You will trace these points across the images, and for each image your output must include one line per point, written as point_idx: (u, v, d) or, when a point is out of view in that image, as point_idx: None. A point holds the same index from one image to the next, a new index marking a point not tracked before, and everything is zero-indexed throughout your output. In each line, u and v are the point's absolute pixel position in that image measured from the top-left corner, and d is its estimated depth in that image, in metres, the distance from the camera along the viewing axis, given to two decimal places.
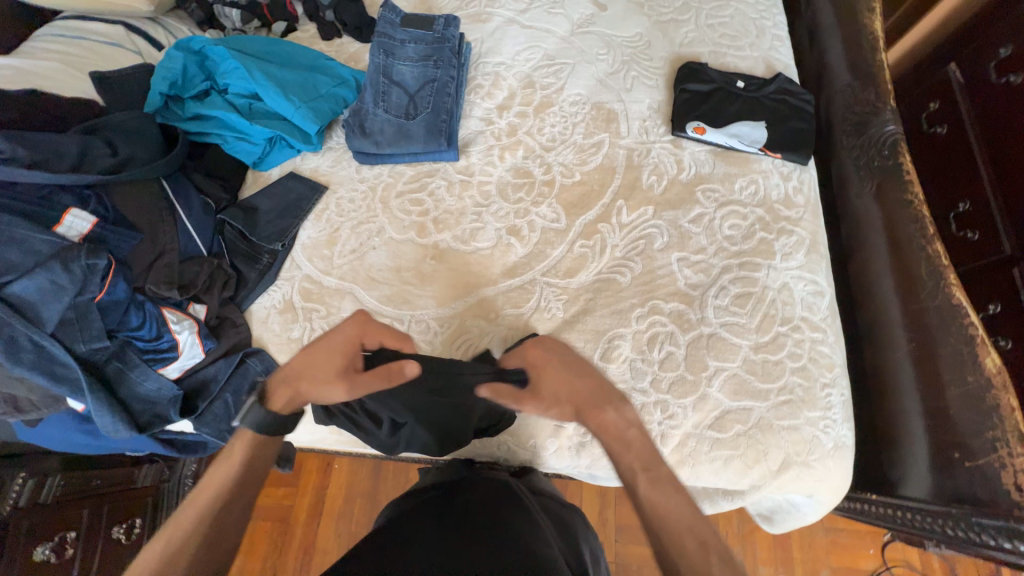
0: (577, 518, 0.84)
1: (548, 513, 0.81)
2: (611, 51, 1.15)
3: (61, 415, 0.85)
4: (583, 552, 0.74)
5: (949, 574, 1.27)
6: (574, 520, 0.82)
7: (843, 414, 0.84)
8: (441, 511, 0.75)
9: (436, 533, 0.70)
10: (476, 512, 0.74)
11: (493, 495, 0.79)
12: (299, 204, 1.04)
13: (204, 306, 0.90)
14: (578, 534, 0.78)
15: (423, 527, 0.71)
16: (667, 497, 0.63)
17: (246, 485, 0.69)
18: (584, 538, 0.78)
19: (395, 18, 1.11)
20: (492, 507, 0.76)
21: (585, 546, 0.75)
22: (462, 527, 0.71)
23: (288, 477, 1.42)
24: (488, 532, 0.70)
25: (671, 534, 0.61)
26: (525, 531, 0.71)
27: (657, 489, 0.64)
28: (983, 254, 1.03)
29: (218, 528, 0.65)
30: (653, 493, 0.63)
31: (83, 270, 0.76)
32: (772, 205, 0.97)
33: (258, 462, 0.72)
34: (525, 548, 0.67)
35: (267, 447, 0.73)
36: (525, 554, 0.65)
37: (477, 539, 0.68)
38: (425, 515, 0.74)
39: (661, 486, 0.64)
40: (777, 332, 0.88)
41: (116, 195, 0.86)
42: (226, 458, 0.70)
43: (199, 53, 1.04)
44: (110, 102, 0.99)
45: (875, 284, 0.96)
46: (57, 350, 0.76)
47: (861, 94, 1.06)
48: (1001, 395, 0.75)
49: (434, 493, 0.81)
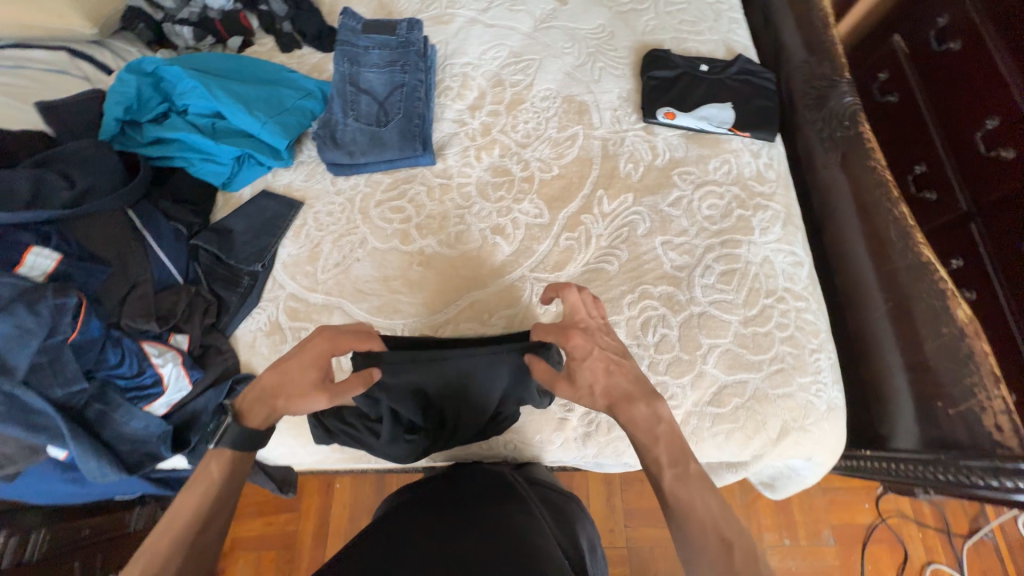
0: (574, 505, 0.86)
1: (546, 504, 0.83)
2: (576, 44, 1.16)
3: (41, 468, 0.79)
4: (581, 542, 0.77)
5: (940, 519, 1.34)
6: (573, 509, 0.85)
7: (832, 377, 0.88)
8: (434, 509, 0.76)
9: (428, 533, 0.70)
10: (474, 508, 0.75)
11: (488, 490, 0.80)
12: (275, 222, 1.01)
13: (186, 336, 0.87)
14: (576, 523, 0.81)
15: (417, 528, 0.71)
16: (693, 492, 0.63)
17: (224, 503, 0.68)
18: (582, 527, 0.81)
19: (356, 25, 1.09)
20: (488, 503, 0.77)
21: (583, 533, 0.79)
22: (459, 525, 0.71)
23: (289, 503, 1.38)
24: (487, 529, 0.70)
25: (698, 530, 0.61)
26: (526, 526, 0.73)
27: (689, 487, 0.63)
28: None
29: (198, 544, 0.64)
30: (680, 487, 0.63)
31: (52, 311, 0.72)
32: (746, 183, 1.00)
33: (236, 478, 0.70)
34: (524, 546, 0.68)
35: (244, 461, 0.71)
36: (523, 552, 0.67)
37: (475, 537, 0.69)
38: (418, 514, 0.74)
39: (691, 485, 0.63)
40: (763, 305, 0.90)
41: (77, 231, 0.83)
42: (203, 477, 0.68)
43: (152, 74, 1.00)
44: (61, 133, 0.94)
45: (849, 251, 1.00)
46: (32, 398, 0.71)
47: (818, 70, 1.12)
48: (975, 342, 0.80)
49: (427, 489, 0.81)
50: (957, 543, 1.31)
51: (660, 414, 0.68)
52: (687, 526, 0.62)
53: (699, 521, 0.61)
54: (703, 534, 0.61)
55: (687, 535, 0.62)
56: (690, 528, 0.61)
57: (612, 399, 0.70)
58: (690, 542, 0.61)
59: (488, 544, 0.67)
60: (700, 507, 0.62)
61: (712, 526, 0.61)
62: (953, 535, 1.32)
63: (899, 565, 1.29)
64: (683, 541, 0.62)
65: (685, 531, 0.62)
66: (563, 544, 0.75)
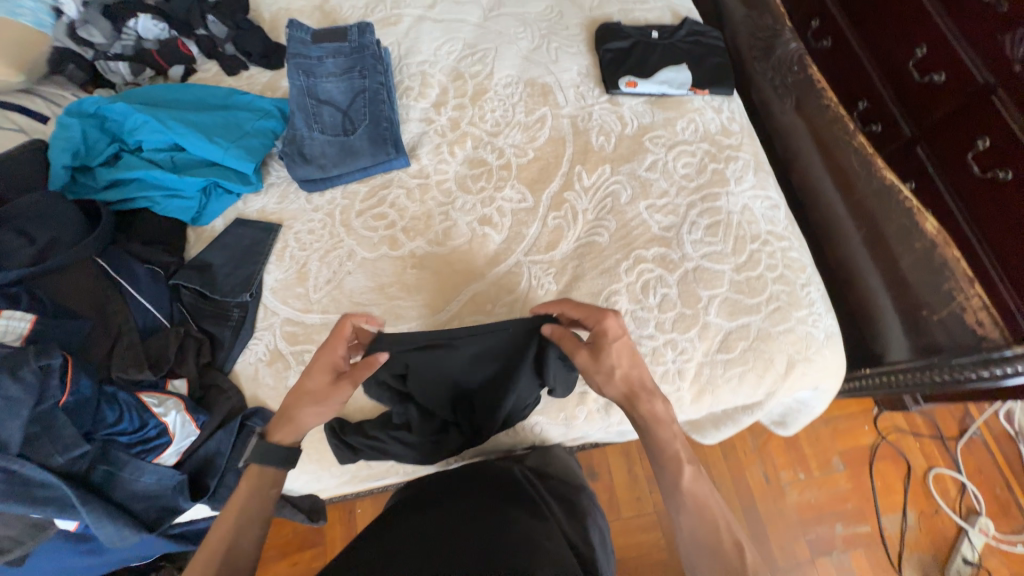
0: (585, 500, 0.85)
1: (554, 497, 0.82)
2: (527, 29, 1.17)
3: (51, 544, 0.75)
4: (591, 535, 0.77)
5: (932, 426, 1.43)
6: (581, 502, 0.84)
7: (824, 306, 0.93)
8: (444, 507, 0.74)
9: (438, 531, 0.68)
10: (485, 506, 0.73)
11: (499, 487, 0.78)
12: (255, 249, 0.97)
13: (183, 379, 0.83)
14: (584, 517, 0.80)
15: (427, 526, 0.70)
16: (700, 490, 0.70)
17: (257, 519, 0.68)
18: (591, 519, 0.81)
19: (304, 36, 1.05)
20: (499, 501, 0.74)
21: (592, 530, 0.78)
22: (469, 522, 0.70)
23: (312, 537, 1.34)
24: (497, 530, 0.68)
25: (703, 525, 0.68)
26: (538, 526, 0.70)
27: (699, 487, 0.70)
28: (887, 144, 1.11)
29: (230, 558, 0.65)
30: (689, 482, 0.70)
31: (37, 374, 0.68)
32: (714, 138, 1.04)
33: (270, 493, 0.71)
34: (533, 536, 0.68)
35: (277, 479, 0.72)
36: (531, 542, 0.66)
37: (483, 533, 0.67)
38: (428, 513, 0.73)
39: (701, 485, 0.70)
40: (751, 250, 0.94)
41: (49, 286, 0.79)
42: (237, 495, 0.69)
43: (95, 115, 0.95)
44: (6, 190, 0.88)
45: (817, 187, 1.05)
46: (31, 470, 0.67)
47: (760, 22, 1.16)
48: (946, 251, 0.85)
49: (434, 488, 0.80)
50: (950, 445, 1.40)
51: (675, 415, 0.73)
52: (694, 523, 0.68)
53: (704, 515, 0.68)
54: (710, 529, 0.67)
55: (693, 529, 0.68)
56: (696, 524, 0.68)
57: (632, 387, 0.72)
58: (696, 533, 0.67)
59: (496, 541, 0.65)
60: (707, 503, 0.69)
61: (717, 521, 0.68)
62: (946, 439, 1.41)
63: (904, 475, 1.38)
64: (688, 533, 0.68)
65: (692, 527, 0.68)
66: (572, 542, 0.74)
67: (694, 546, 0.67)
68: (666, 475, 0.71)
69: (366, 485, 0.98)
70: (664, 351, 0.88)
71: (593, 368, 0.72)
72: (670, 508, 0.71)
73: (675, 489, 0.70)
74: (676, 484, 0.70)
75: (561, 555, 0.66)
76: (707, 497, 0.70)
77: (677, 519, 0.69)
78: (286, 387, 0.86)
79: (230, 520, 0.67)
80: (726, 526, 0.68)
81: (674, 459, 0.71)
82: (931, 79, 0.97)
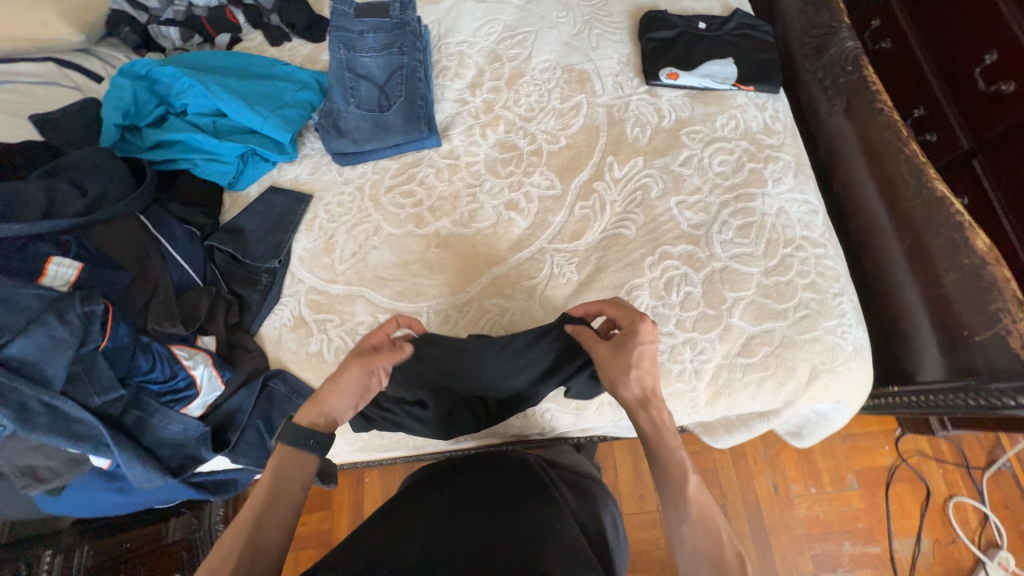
0: (595, 489, 0.86)
1: (567, 484, 0.83)
2: (569, 13, 1.15)
3: (84, 478, 0.80)
4: (604, 519, 0.78)
5: (958, 454, 1.37)
6: (594, 490, 0.85)
7: (855, 318, 0.89)
8: (457, 497, 0.74)
9: (450, 523, 0.68)
10: (498, 491, 0.74)
11: (511, 476, 0.78)
12: (287, 217, 1.00)
13: (212, 337, 0.87)
14: (598, 504, 0.81)
15: (442, 507, 0.71)
16: (703, 503, 0.64)
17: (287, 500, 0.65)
18: (605, 507, 0.82)
19: (347, 10, 1.06)
20: (512, 491, 0.74)
21: (605, 515, 0.79)
22: (481, 515, 0.69)
23: (321, 500, 1.40)
24: (507, 515, 0.68)
25: (707, 543, 0.61)
26: (550, 513, 0.70)
27: (703, 500, 0.64)
28: (943, 154, 1.03)
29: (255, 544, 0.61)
30: (692, 494, 0.64)
31: (82, 319, 0.71)
32: (754, 137, 1.01)
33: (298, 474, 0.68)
34: (542, 521, 0.68)
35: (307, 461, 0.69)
36: (540, 527, 0.67)
37: (497, 526, 0.66)
38: (434, 505, 0.72)
39: (704, 499, 0.65)
40: (783, 255, 0.91)
41: (95, 238, 0.82)
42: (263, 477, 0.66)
43: (145, 77, 0.98)
44: (61, 144, 0.93)
45: (859, 194, 1.01)
46: (71, 407, 0.70)
47: (815, 19, 1.11)
48: (996, 270, 0.81)
49: (446, 471, 0.81)
50: (976, 475, 1.34)
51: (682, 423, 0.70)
52: (697, 536, 0.62)
53: (708, 531, 0.62)
54: (714, 546, 0.61)
55: (695, 544, 0.62)
56: (699, 539, 0.62)
57: (647, 390, 0.70)
58: (699, 549, 0.61)
59: (509, 527, 0.66)
60: (710, 519, 0.63)
61: (724, 541, 0.62)
62: (972, 468, 1.35)
63: (921, 500, 1.33)
64: (691, 550, 0.62)
65: (694, 543, 0.62)
66: (584, 524, 0.75)
67: (698, 564, 0.61)
68: (667, 487, 0.65)
69: (376, 455, 1.02)
70: (682, 350, 0.86)
71: (611, 363, 0.71)
72: (672, 524, 0.65)
73: (678, 502, 0.64)
74: (680, 494, 0.64)
75: (575, 542, 0.66)
76: (712, 514, 0.64)
77: (677, 533, 0.64)
78: (307, 353, 0.89)
79: (254, 501, 0.64)
80: (733, 546, 0.61)
81: (680, 468, 0.65)
82: (996, 89, 0.91)
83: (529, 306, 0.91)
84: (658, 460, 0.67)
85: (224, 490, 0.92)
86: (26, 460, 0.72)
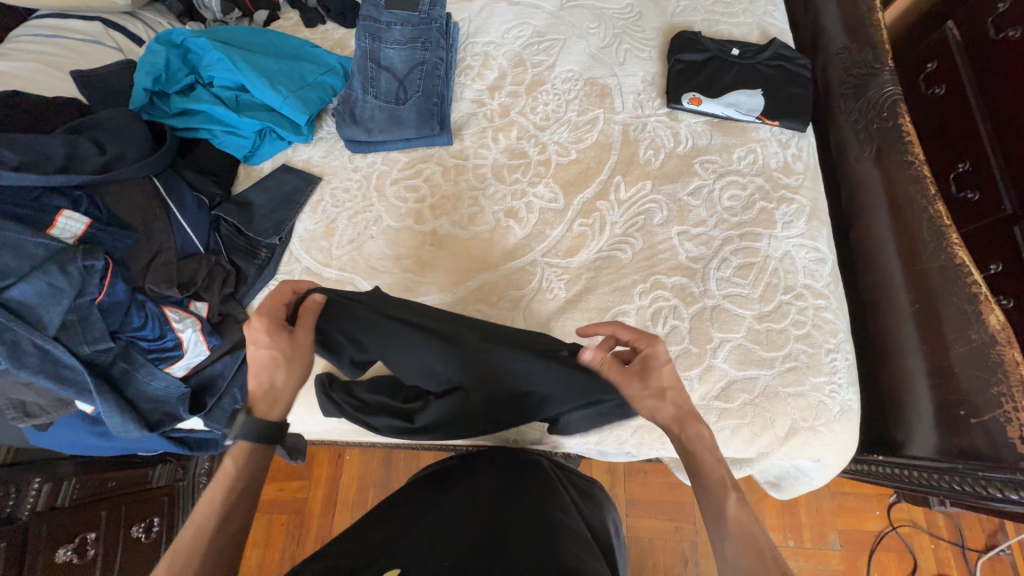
0: (598, 491, 0.84)
1: (571, 484, 0.82)
2: (601, 24, 1.13)
3: (72, 419, 0.86)
4: (607, 520, 0.77)
5: (955, 532, 1.29)
6: (597, 493, 0.83)
7: (848, 378, 0.85)
8: (460, 492, 0.72)
9: (451, 515, 0.67)
10: (500, 487, 0.73)
11: (514, 472, 0.77)
12: (294, 196, 1.03)
13: (205, 304, 0.89)
14: (602, 506, 0.80)
15: (442, 501, 0.70)
16: (745, 522, 0.58)
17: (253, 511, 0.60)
18: (607, 510, 0.80)
19: (379, 1, 1.07)
20: (514, 486, 0.73)
21: (607, 517, 0.78)
22: (485, 510, 0.68)
23: (301, 470, 1.44)
24: (509, 511, 0.68)
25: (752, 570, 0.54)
26: (553, 511, 0.69)
27: (746, 518, 0.58)
28: (982, 215, 0.96)
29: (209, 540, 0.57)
30: (735, 512, 0.58)
31: (80, 272, 0.76)
32: (771, 174, 0.97)
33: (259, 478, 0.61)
34: (544, 516, 0.67)
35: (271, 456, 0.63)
36: (543, 522, 0.66)
37: (501, 521, 0.66)
38: (438, 500, 0.71)
39: (748, 514, 0.58)
40: (780, 301, 0.88)
41: (107, 196, 0.86)
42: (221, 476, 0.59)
43: (180, 46, 1.02)
44: (95, 103, 0.98)
45: (877, 248, 0.95)
46: (61, 352, 0.75)
47: (859, 57, 1.05)
48: (1006, 350, 0.75)
49: (449, 470, 0.80)
50: (970, 557, 1.26)
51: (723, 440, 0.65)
52: (737, 557, 0.56)
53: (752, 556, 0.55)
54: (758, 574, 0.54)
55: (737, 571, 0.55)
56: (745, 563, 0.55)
57: (682, 411, 0.65)
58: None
59: (512, 523, 0.65)
60: (756, 543, 0.56)
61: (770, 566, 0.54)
62: (967, 549, 1.27)
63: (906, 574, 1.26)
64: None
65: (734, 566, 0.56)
66: (590, 525, 0.74)
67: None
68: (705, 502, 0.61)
69: (349, 437, 1.03)
70: None
71: (640, 391, 0.67)
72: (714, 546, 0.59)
73: (717, 518, 0.59)
74: (718, 510, 0.59)
75: (580, 539, 0.65)
76: (758, 537, 0.57)
77: (719, 552, 0.58)
78: None
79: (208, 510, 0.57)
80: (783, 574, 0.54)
81: (719, 482, 0.61)
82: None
83: (511, 316, 0.91)
84: (698, 470, 0.62)
85: (205, 447, 0.98)
86: (18, 395, 0.78)
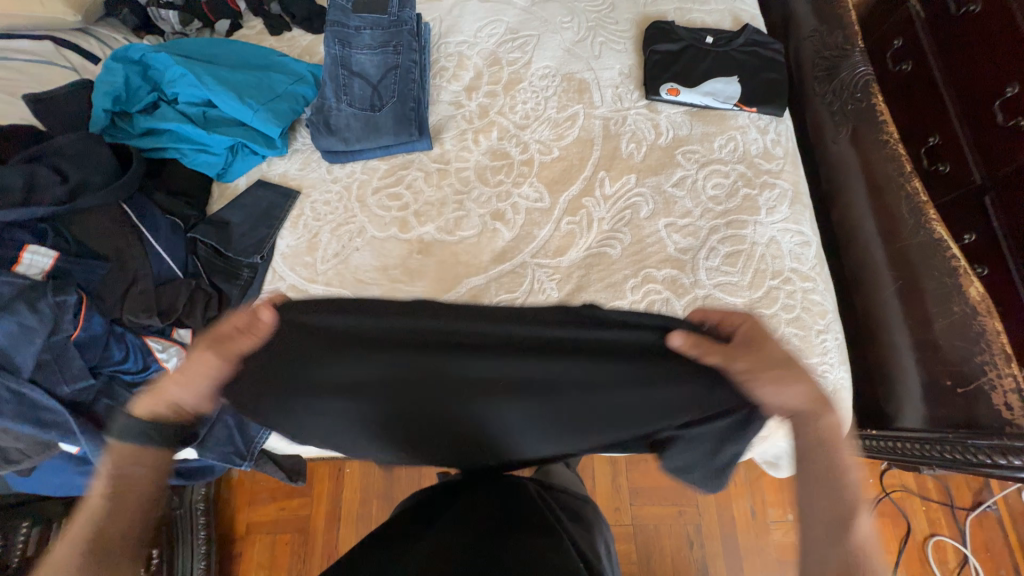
0: (589, 511, 0.81)
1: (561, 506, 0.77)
2: (575, 18, 1.12)
3: (55, 461, 0.82)
4: (598, 542, 0.73)
5: (944, 493, 1.34)
6: (586, 511, 0.80)
7: (839, 357, 0.86)
8: (442, 531, 0.64)
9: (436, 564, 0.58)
10: (487, 523, 0.65)
11: (500, 504, 0.70)
12: (273, 212, 1.01)
13: (188, 331, 0.88)
14: (594, 528, 0.76)
15: (422, 548, 0.61)
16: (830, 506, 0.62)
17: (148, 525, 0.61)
18: (599, 531, 0.77)
19: (344, 3, 1.04)
20: (503, 521, 0.66)
21: (598, 539, 0.74)
22: (473, 554, 0.60)
23: (301, 487, 1.41)
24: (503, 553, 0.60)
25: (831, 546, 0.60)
26: (547, 542, 0.63)
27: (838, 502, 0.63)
28: None
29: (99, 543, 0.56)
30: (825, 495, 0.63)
31: (52, 308, 0.72)
32: (752, 161, 0.98)
33: (142, 488, 0.61)
34: (538, 555, 0.60)
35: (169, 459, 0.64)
36: (538, 561, 0.59)
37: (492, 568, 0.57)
38: (416, 543, 0.62)
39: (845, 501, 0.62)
40: (769, 287, 0.89)
41: (74, 226, 0.83)
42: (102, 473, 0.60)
43: (139, 62, 0.98)
44: (53, 128, 0.93)
45: (858, 229, 0.97)
46: (38, 394, 0.72)
47: (829, 39, 1.06)
48: (987, 321, 0.77)
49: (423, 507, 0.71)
50: (960, 515, 1.31)
51: None
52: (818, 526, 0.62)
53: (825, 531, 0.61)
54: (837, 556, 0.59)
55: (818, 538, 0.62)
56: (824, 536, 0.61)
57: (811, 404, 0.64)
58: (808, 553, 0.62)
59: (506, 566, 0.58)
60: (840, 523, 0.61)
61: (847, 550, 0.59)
62: (956, 508, 1.32)
63: (901, 537, 1.31)
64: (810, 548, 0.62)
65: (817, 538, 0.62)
66: (583, 549, 0.69)
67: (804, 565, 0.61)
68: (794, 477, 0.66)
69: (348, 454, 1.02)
70: None
71: (757, 367, 0.57)
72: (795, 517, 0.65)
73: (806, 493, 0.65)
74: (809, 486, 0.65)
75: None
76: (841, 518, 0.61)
77: (806, 511, 0.64)
78: None
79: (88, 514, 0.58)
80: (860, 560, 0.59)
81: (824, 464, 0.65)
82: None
83: None
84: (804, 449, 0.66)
85: (199, 475, 0.96)
86: None
